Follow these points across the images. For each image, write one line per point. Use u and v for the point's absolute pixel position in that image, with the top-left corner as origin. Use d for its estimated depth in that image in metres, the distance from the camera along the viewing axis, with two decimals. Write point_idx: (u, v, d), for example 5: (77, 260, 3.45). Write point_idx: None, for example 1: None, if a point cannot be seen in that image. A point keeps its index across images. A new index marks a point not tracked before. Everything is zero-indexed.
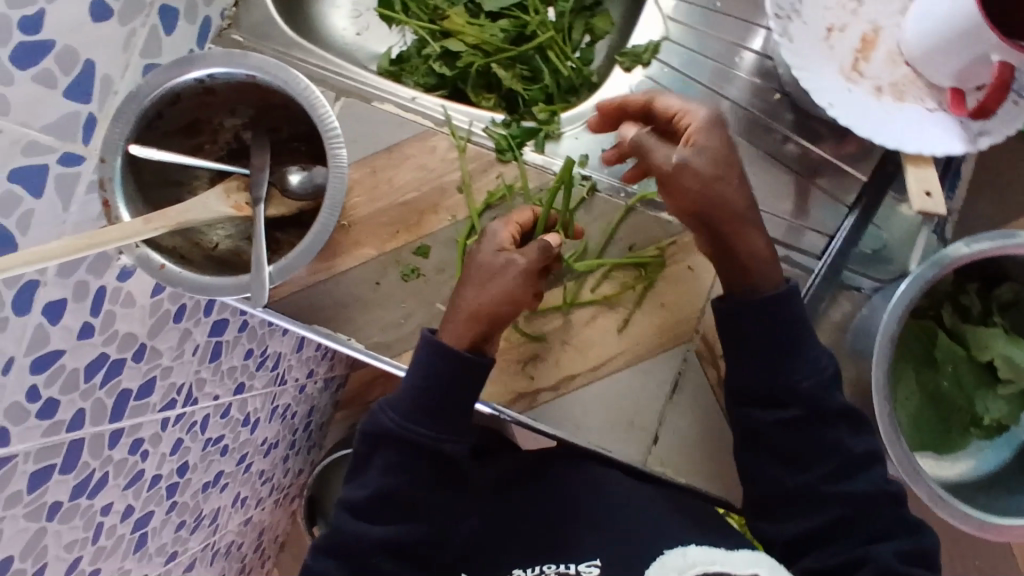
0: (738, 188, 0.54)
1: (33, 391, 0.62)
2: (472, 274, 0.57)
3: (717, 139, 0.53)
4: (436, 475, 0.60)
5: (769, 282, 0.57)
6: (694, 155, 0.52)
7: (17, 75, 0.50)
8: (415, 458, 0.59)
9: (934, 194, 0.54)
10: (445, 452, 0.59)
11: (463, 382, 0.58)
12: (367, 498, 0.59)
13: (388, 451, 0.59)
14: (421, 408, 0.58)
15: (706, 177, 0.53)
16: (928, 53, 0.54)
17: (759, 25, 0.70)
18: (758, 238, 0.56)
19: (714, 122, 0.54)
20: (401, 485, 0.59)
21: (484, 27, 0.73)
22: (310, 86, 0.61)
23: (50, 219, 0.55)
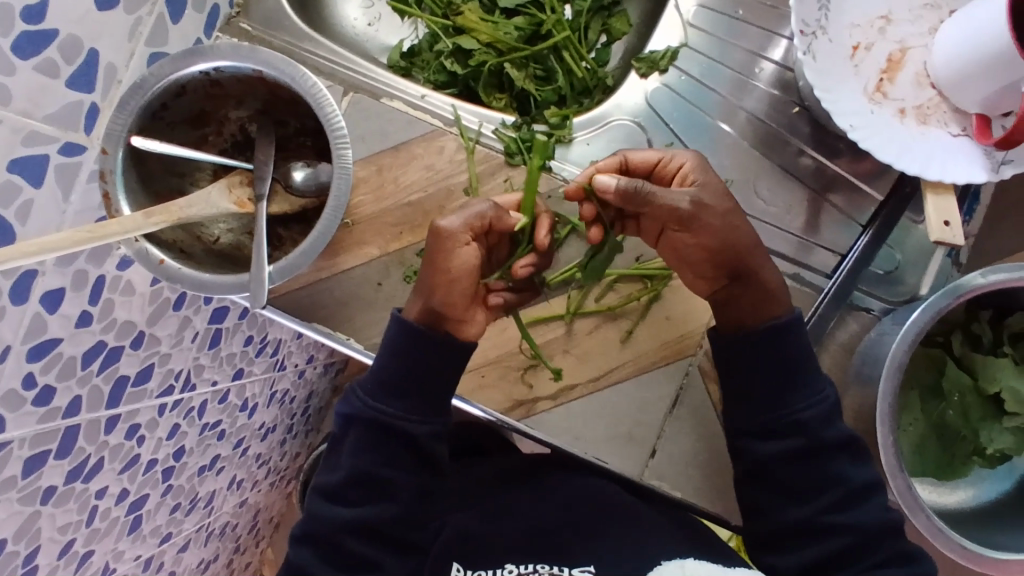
0: (746, 221, 0.55)
1: (30, 379, 0.62)
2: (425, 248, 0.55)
3: (712, 177, 0.54)
4: (409, 460, 0.56)
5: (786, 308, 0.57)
6: (702, 187, 0.53)
7: (18, 65, 0.49)
8: (385, 440, 0.56)
9: (953, 223, 0.53)
10: (415, 436, 0.56)
11: (432, 355, 0.55)
12: (340, 480, 0.56)
13: (359, 431, 0.57)
14: (393, 385, 0.56)
15: (721, 204, 0.53)
16: (958, 77, 0.53)
17: (781, 35, 0.68)
18: (771, 268, 0.56)
19: (702, 166, 0.55)
20: (375, 465, 0.56)
21: (498, 25, 0.71)
22: (318, 83, 0.59)
23: (51, 209, 0.54)
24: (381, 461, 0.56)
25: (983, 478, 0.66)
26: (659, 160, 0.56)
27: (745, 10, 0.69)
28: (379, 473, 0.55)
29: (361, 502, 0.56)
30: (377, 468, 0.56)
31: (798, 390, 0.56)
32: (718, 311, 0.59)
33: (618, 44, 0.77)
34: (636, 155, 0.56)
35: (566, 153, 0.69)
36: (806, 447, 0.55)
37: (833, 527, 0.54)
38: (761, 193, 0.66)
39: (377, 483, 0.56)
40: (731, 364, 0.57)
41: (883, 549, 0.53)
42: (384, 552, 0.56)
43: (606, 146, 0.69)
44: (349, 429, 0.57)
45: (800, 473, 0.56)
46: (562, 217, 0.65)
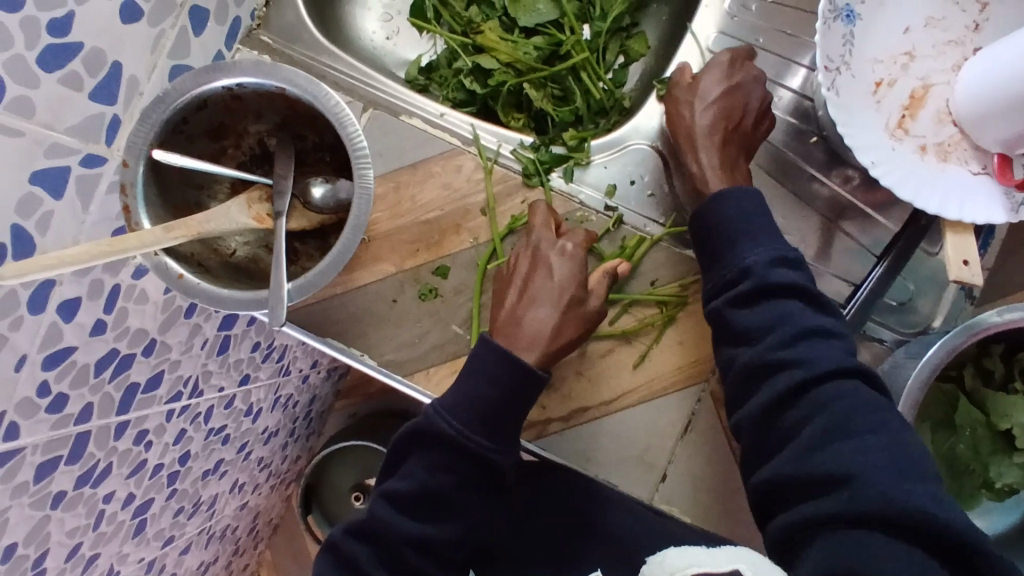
0: (704, 111, 0.61)
1: (45, 387, 0.62)
2: (551, 292, 0.59)
3: (713, 69, 0.62)
4: (480, 484, 0.57)
5: (710, 185, 0.60)
6: (733, 86, 0.62)
7: (42, 78, 0.50)
8: (462, 463, 0.56)
9: (971, 263, 0.53)
10: (496, 465, 0.56)
11: (520, 394, 0.56)
12: (407, 492, 0.56)
13: (434, 450, 0.56)
14: (485, 417, 0.55)
15: (723, 111, 0.61)
16: (979, 116, 0.53)
17: (800, 63, 0.68)
18: (707, 152, 0.60)
19: (723, 68, 0.62)
20: (444, 489, 0.56)
21: (517, 44, 0.72)
22: (341, 102, 0.59)
23: (70, 220, 0.54)
24: (453, 484, 0.56)
25: (991, 510, 0.65)
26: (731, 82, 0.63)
27: (765, 37, 0.69)
28: (448, 495, 0.56)
29: (422, 517, 0.56)
30: (448, 489, 0.56)
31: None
32: None
33: (635, 65, 0.78)
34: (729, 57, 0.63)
35: (583, 174, 0.69)
36: None
37: None
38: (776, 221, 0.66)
39: (444, 502, 0.56)
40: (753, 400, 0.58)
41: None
42: (432, 564, 0.57)
43: (624, 169, 0.69)
44: (425, 446, 0.57)
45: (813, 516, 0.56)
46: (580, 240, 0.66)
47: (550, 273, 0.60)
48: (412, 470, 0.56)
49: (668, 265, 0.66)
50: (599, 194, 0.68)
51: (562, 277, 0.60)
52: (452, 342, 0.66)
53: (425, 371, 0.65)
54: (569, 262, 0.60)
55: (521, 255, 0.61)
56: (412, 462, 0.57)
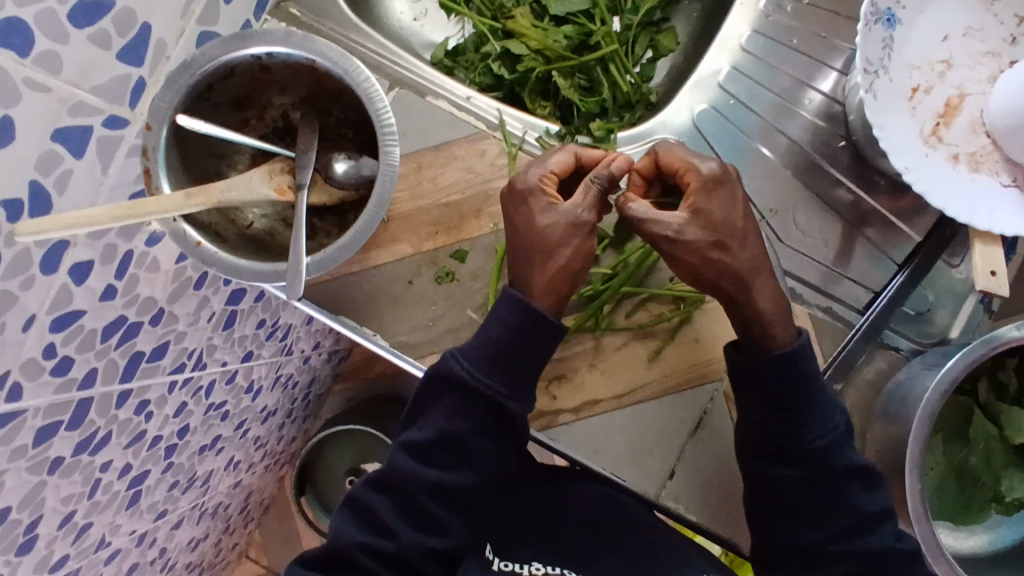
0: (745, 252, 0.52)
1: (50, 350, 0.61)
2: (519, 230, 0.52)
3: (719, 201, 0.51)
4: (499, 432, 0.56)
5: (784, 337, 0.54)
6: (690, 217, 0.51)
7: (72, 34, 0.49)
8: (477, 409, 0.55)
9: (998, 273, 0.53)
10: (512, 412, 0.55)
11: (537, 339, 0.53)
12: (426, 440, 0.56)
13: (452, 397, 0.55)
14: (498, 361, 0.53)
15: (707, 238, 0.51)
16: (1016, 126, 0.53)
17: (832, 67, 0.68)
18: (766, 296, 0.52)
19: (718, 183, 0.52)
20: (461, 436, 0.55)
21: (547, 32, 0.71)
22: (370, 77, 0.58)
23: (89, 180, 0.54)
24: (471, 430, 0.55)
25: (999, 524, 0.66)
26: (682, 168, 0.53)
27: (798, 39, 0.69)
28: (466, 442, 0.55)
29: (441, 463, 0.56)
30: (465, 435, 0.55)
31: (817, 413, 0.55)
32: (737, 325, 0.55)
33: (663, 61, 0.77)
34: (667, 156, 0.54)
35: None
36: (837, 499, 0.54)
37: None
38: (798, 222, 0.66)
39: (462, 448, 0.55)
40: (768, 381, 0.54)
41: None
42: (451, 515, 0.56)
43: None
44: (442, 392, 0.56)
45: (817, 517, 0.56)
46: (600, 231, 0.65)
47: (521, 207, 0.53)
48: (431, 418, 0.56)
49: None
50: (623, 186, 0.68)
51: (530, 209, 0.52)
52: (466, 327, 0.65)
53: (437, 354, 0.65)
54: (532, 189, 0.53)
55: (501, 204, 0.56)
56: (431, 412, 0.56)
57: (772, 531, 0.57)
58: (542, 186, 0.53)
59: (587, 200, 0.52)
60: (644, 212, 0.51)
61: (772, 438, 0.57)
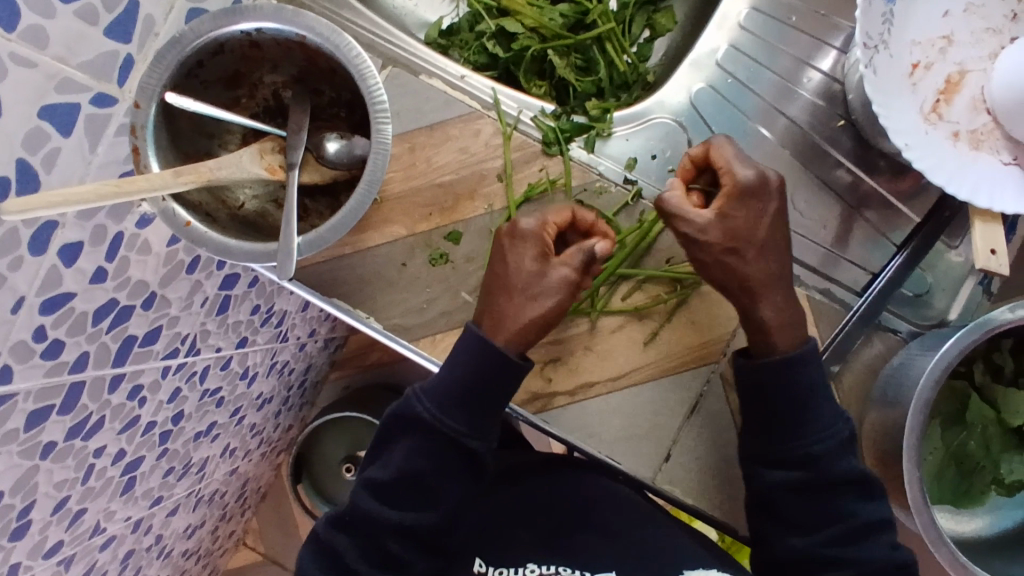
0: (762, 259, 0.52)
1: (41, 332, 0.60)
2: (505, 277, 0.53)
3: (750, 207, 0.51)
4: (462, 468, 0.55)
5: (786, 344, 0.53)
6: (714, 222, 0.50)
7: (58, 9, 0.48)
8: (438, 449, 0.54)
9: (998, 253, 0.52)
10: (474, 451, 0.54)
11: (496, 379, 0.53)
12: (390, 479, 0.54)
13: (413, 438, 0.55)
14: (458, 402, 0.53)
15: (724, 244, 0.51)
16: (1018, 104, 0.52)
17: (832, 45, 0.67)
18: (772, 305, 0.53)
19: (755, 189, 0.51)
20: (423, 472, 0.53)
21: (543, 10, 0.70)
22: (362, 54, 0.57)
23: (77, 158, 0.52)
24: (433, 468, 0.54)
25: (999, 506, 0.65)
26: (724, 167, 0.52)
27: (798, 17, 0.68)
28: (429, 479, 0.54)
29: (404, 503, 0.54)
30: (427, 475, 0.54)
31: (814, 399, 0.54)
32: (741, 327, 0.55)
33: (661, 41, 0.76)
34: (716, 150, 0.52)
35: (603, 146, 0.68)
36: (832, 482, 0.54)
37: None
38: (798, 204, 0.65)
39: (424, 487, 0.54)
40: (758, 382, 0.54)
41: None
42: (413, 553, 0.54)
43: (644, 144, 0.68)
44: (404, 433, 0.55)
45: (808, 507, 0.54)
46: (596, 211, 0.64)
47: (513, 255, 0.53)
48: (394, 454, 0.55)
49: None
50: (619, 167, 0.67)
51: (521, 258, 0.53)
52: (461, 309, 0.64)
53: (431, 337, 0.64)
54: (526, 237, 0.53)
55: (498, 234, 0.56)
56: (394, 451, 0.55)
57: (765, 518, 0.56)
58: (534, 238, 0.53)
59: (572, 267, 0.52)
60: (670, 201, 0.51)
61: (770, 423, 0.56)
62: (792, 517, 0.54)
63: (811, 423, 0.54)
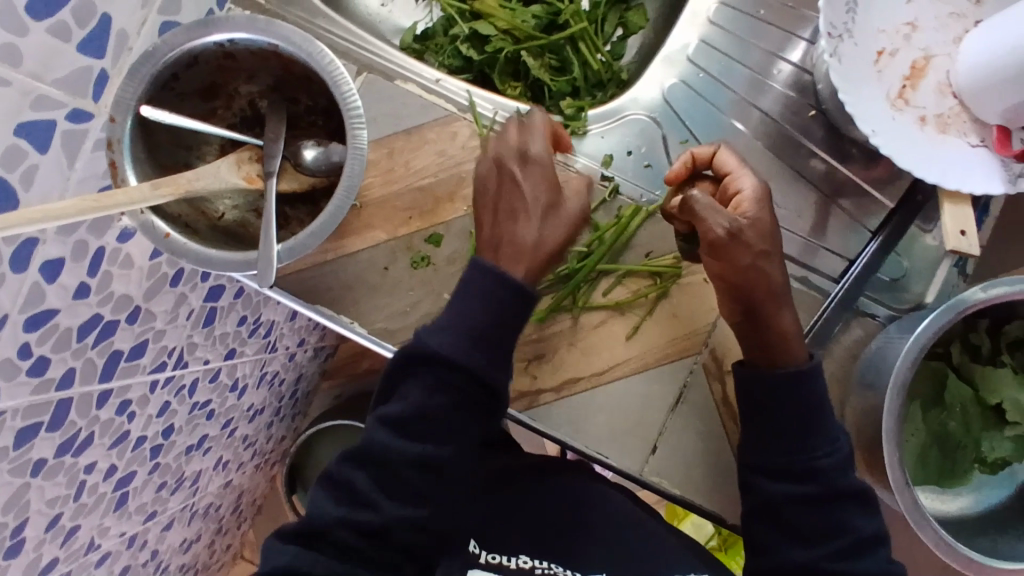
0: (779, 265, 0.53)
1: (26, 349, 0.60)
2: (523, 212, 0.49)
3: (767, 213, 0.53)
4: (478, 413, 0.51)
5: (800, 353, 0.55)
6: (747, 223, 0.51)
7: (30, 26, 0.48)
8: (457, 385, 0.49)
9: (968, 233, 0.53)
10: (495, 388, 0.50)
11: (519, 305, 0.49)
12: (404, 415, 0.50)
13: (429, 374, 0.50)
14: (480, 339, 0.48)
15: (758, 244, 0.51)
16: (981, 87, 0.53)
17: (801, 37, 0.68)
18: (788, 313, 0.54)
19: (764, 196, 0.54)
20: (441, 414, 0.49)
21: (515, 12, 0.71)
22: (335, 61, 0.58)
23: (54, 175, 0.52)
24: (451, 407, 0.49)
25: (984, 485, 0.66)
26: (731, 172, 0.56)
27: (766, 10, 0.69)
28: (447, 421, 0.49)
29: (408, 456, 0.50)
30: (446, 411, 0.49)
31: (794, 391, 0.54)
32: (746, 337, 0.55)
33: (634, 39, 0.77)
34: (723, 157, 0.57)
35: (580, 144, 0.69)
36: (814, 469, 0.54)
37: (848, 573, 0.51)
38: (773, 195, 0.66)
39: (443, 423, 0.49)
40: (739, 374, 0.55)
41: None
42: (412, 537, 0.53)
43: (620, 140, 0.69)
44: (416, 370, 0.51)
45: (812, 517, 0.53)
46: None
47: (521, 186, 0.49)
48: (411, 393, 0.50)
49: (662, 236, 0.65)
50: (595, 163, 0.68)
51: (530, 194, 0.49)
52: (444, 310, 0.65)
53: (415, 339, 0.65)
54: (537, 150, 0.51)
55: (489, 168, 0.51)
56: (406, 387, 0.51)
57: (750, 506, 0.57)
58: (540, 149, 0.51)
59: (580, 200, 0.51)
60: (705, 199, 0.50)
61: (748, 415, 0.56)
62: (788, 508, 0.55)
63: (791, 409, 0.54)
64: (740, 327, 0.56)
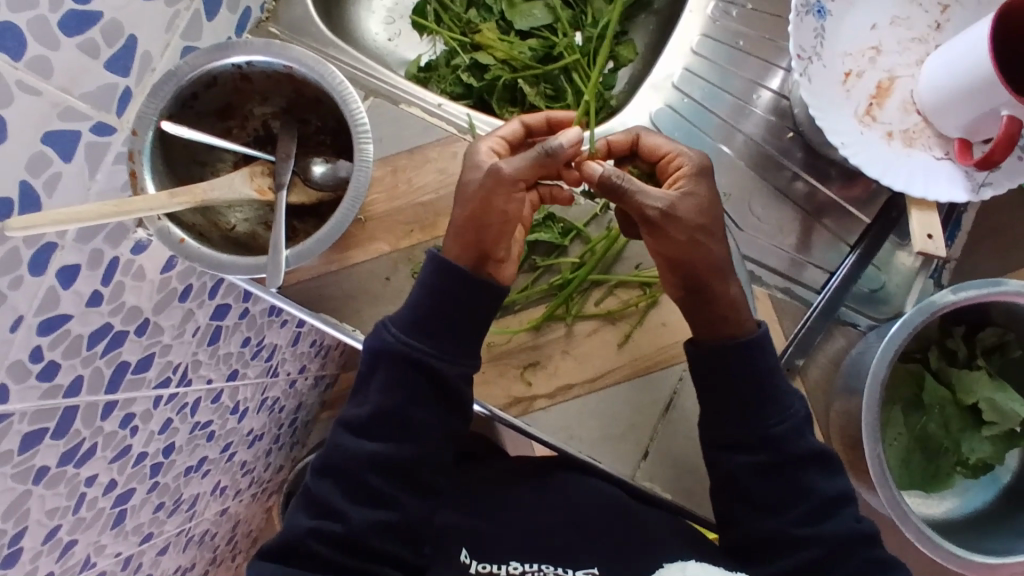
0: (718, 240, 0.55)
1: (38, 353, 0.59)
2: (463, 202, 0.54)
3: (704, 189, 0.54)
4: (435, 398, 0.57)
5: (742, 328, 0.58)
6: (678, 199, 0.52)
7: (63, 41, 0.52)
8: (413, 375, 0.57)
9: (934, 237, 0.59)
10: (446, 378, 0.57)
11: (474, 305, 0.56)
12: (364, 416, 0.57)
13: (388, 369, 0.57)
14: (421, 326, 0.56)
15: (693, 219, 0.53)
16: (940, 103, 0.59)
17: (779, 66, 0.73)
18: (730, 286, 0.56)
19: (702, 171, 0.55)
20: (404, 404, 0.57)
21: (513, 45, 0.77)
22: (345, 81, 0.62)
23: (78, 185, 0.56)
24: (409, 399, 0.57)
25: (970, 488, 0.69)
26: (667, 152, 0.58)
27: (745, 42, 0.74)
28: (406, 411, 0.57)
29: (380, 437, 0.57)
30: (403, 406, 0.57)
31: (769, 394, 0.58)
32: (692, 310, 0.57)
33: (624, 71, 0.82)
34: (650, 140, 0.58)
35: None
36: (792, 472, 0.58)
37: (812, 543, 0.56)
38: (755, 210, 0.70)
39: (402, 418, 0.57)
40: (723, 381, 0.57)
41: (855, 559, 0.55)
42: (407, 490, 0.57)
43: None
44: (375, 367, 0.58)
45: (780, 507, 0.58)
46: (567, 223, 0.69)
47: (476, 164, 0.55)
48: (371, 388, 0.58)
49: None
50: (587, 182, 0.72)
51: (472, 176, 0.54)
52: None
53: None
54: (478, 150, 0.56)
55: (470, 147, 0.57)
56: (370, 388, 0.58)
57: (731, 505, 0.60)
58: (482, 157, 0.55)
59: (521, 160, 0.52)
60: (630, 177, 0.51)
61: (737, 416, 0.58)
62: (763, 500, 0.58)
63: (771, 403, 0.58)
64: (687, 303, 0.58)
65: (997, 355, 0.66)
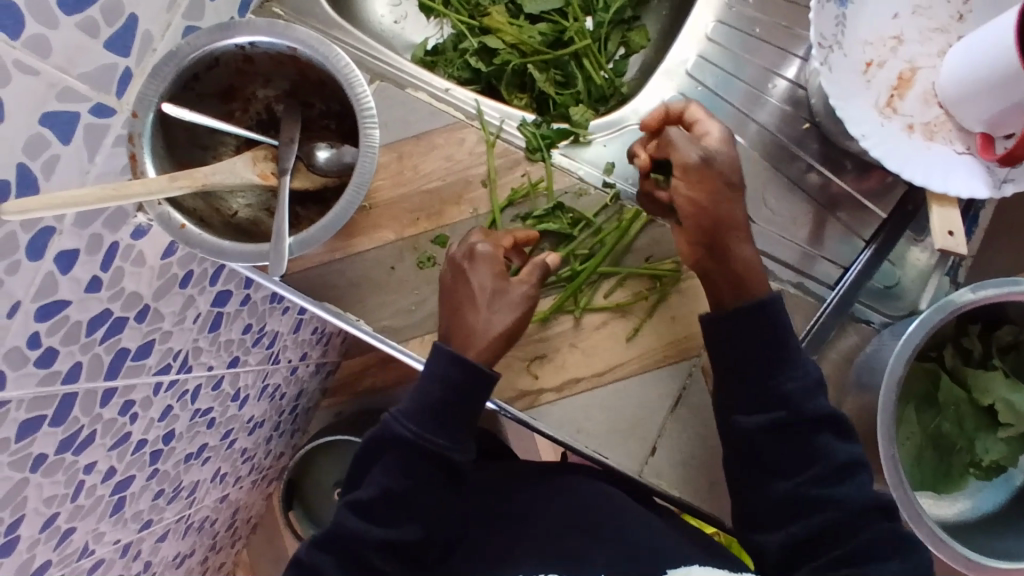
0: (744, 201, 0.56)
1: (35, 338, 0.58)
2: (486, 306, 0.57)
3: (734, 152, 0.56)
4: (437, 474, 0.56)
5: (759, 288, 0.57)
6: (718, 153, 0.55)
7: (61, 20, 0.50)
8: (421, 466, 0.55)
9: (955, 233, 0.57)
10: (453, 463, 0.56)
11: (473, 394, 0.56)
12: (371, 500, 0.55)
13: (396, 457, 0.56)
14: (426, 415, 0.56)
15: (727, 172, 0.55)
16: (961, 96, 0.57)
17: (796, 54, 0.71)
18: (747, 247, 0.57)
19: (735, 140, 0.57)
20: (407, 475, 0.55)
21: (523, 29, 0.75)
22: (350, 64, 0.60)
23: (75, 166, 0.54)
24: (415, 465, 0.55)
25: (981, 489, 0.68)
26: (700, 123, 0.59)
27: (761, 28, 0.72)
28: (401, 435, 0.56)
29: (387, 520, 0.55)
30: (411, 493, 0.55)
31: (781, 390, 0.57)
32: (712, 275, 0.57)
33: (635, 58, 0.80)
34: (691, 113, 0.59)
35: (583, 151, 0.72)
36: None
37: None
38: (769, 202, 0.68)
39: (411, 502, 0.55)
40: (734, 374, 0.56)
41: None
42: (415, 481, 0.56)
43: (622, 149, 0.72)
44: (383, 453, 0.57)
45: None
46: (577, 213, 0.67)
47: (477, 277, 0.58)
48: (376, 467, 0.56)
49: (662, 240, 0.67)
50: (597, 171, 0.71)
51: (496, 285, 0.58)
52: None
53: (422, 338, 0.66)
54: (482, 257, 0.59)
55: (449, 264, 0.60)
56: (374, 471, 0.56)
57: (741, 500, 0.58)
58: (489, 262, 0.59)
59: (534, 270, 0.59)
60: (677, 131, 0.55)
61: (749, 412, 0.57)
62: None
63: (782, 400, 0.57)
64: (705, 266, 0.58)
65: (1014, 353, 0.65)
